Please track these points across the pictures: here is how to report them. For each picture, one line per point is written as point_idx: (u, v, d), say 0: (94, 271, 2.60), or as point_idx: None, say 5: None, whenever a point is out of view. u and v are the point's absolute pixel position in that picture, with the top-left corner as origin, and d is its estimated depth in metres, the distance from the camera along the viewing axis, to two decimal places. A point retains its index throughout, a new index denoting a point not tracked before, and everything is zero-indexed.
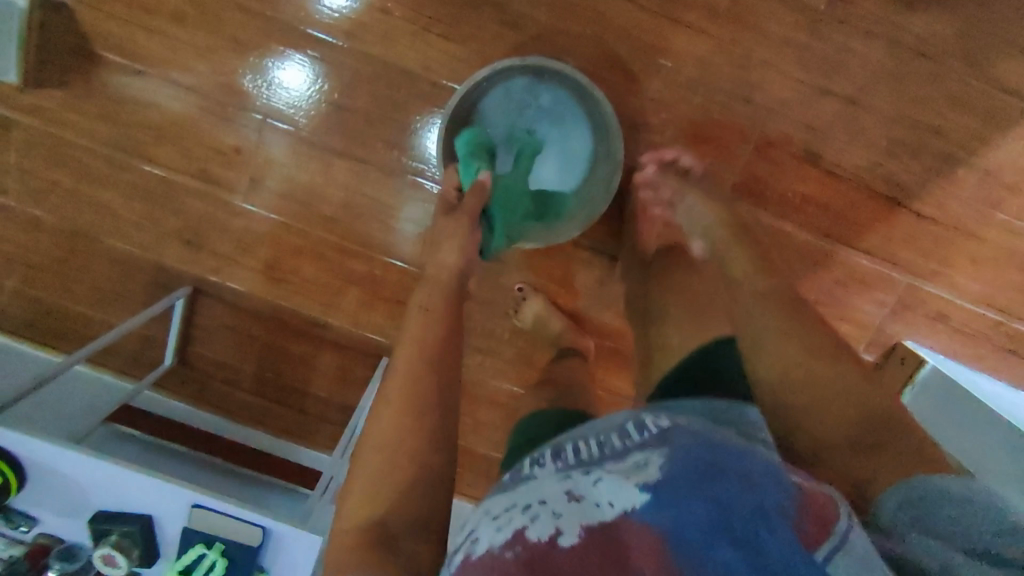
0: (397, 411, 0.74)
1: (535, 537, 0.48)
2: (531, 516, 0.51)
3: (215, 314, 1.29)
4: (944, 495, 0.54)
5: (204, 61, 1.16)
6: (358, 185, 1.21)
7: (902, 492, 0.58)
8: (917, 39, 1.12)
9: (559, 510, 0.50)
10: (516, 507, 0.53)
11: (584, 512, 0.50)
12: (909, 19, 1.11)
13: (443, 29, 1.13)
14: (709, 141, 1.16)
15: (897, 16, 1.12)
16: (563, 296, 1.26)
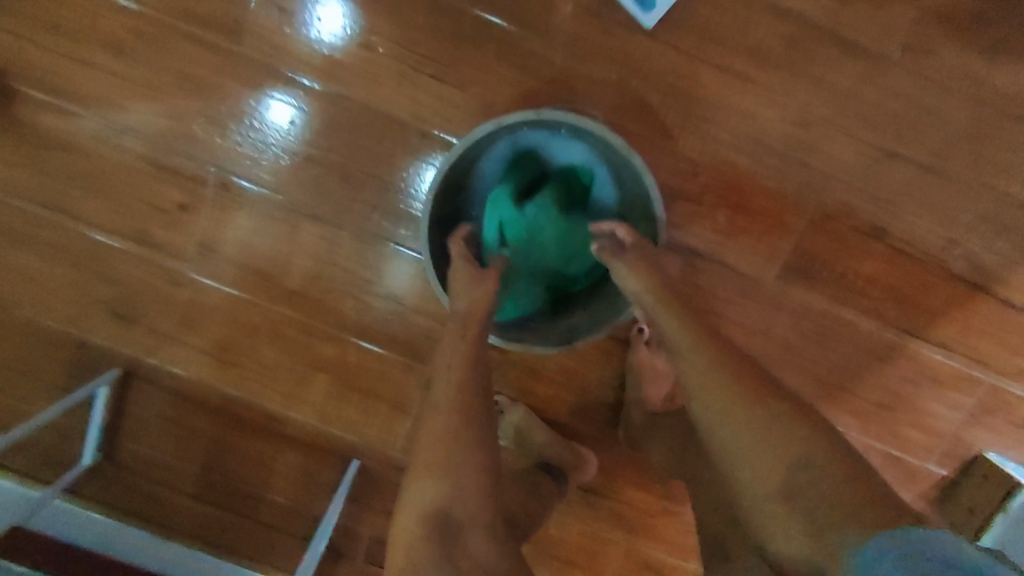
0: (460, 430, 0.63)
1: None
2: None
3: (152, 403, 1.05)
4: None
5: (147, 100, 0.96)
6: (330, 254, 0.99)
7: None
8: (1000, 95, 0.93)
9: None
10: None
11: None
12: (992, 72, 0.93)
13: (437, 70, 0.93)
14: (755, 211, 0.96)
15: (978, 69, 0.93)
16: (576, 390, 1.04)
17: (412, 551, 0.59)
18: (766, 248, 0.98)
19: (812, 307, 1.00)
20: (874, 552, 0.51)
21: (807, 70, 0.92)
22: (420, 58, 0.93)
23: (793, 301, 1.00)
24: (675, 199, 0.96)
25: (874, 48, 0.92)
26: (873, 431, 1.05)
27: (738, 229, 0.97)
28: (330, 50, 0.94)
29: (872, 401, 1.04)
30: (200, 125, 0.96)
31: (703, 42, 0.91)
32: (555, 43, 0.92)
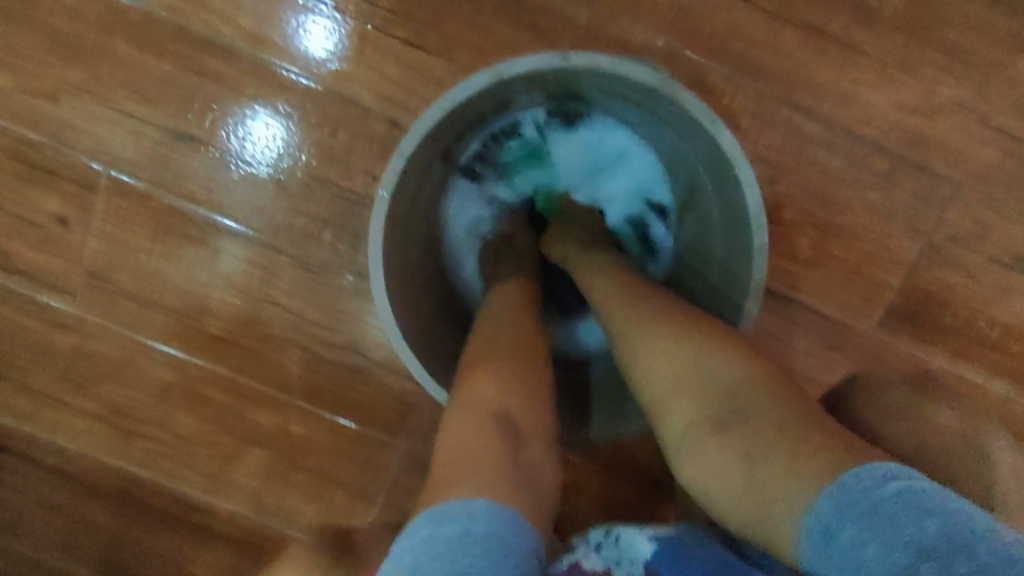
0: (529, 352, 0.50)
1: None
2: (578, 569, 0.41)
3: (25, 488, 0.77)
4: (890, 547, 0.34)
5: (7, 74, 0.68)
6: (266, 287, 0.71)
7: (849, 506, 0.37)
8: None
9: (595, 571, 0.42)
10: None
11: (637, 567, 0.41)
12: None
13: (415, 33, 0.66)
14: (855, 232, 0.69)
15: None
16: (604, 477, 0.75)
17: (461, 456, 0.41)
18: (871, 279, 0.70)
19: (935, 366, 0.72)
20: (824, 513, 0.37)
21: (927, 38, 0.67)
22: (391, 16, 0.66)
23: (910, 355, 0.72)
24: None
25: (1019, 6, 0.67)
26: None
27: (830, 256, 0.70)
28: (281, 36, 0.67)
29: None
30: (85, 108, 0.68)
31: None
32: None
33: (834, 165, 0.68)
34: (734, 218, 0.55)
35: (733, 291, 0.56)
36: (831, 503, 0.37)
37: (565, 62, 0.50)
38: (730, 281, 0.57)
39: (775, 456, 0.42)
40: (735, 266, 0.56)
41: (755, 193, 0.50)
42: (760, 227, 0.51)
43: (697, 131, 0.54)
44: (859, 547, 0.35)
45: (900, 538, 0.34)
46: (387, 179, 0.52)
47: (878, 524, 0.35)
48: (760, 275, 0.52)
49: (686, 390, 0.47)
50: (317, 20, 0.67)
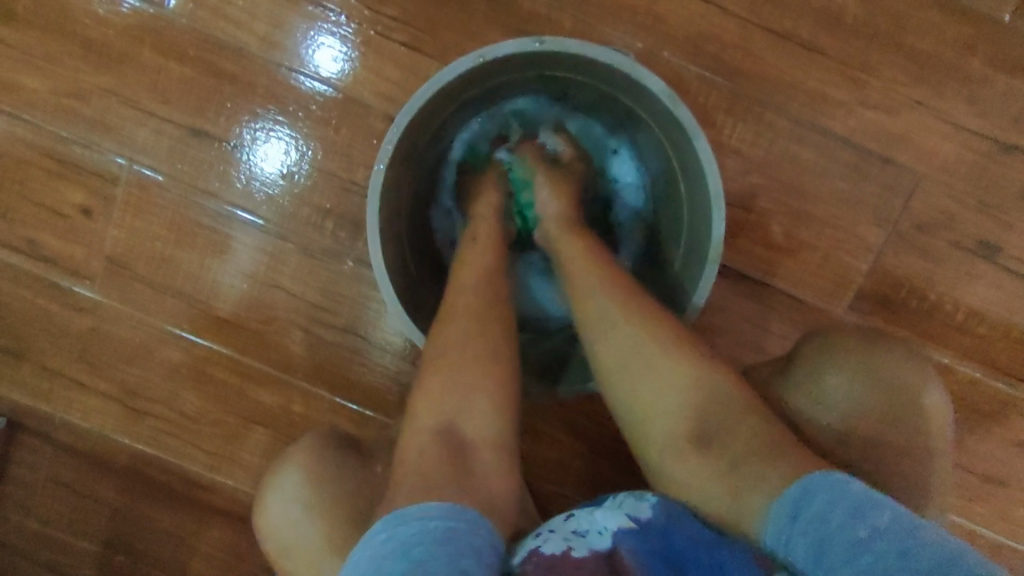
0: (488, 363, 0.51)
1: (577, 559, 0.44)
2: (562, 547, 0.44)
3: (41, 463, 0.81)
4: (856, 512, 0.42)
5: (41, 75, 0.74)
6: (271, 273, 0.77)
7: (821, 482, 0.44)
8: None
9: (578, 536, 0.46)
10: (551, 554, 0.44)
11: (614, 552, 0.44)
12: None
13: (411, 36, 0.72)
14: (824, 221, 0.73)
15: None
16: (586, 455, 0.79)
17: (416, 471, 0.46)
18: (841, 269, 0.74)
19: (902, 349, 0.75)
20: (793, 496, 0.44)
21: (891, 39, 0.71)
22: (389, 21, 0.72)
23: None
24: None
25: (980, 14, 0.71)
26: (989, 516, 0.78)
27: (802, 245, 0.74)
28: (298, 48, 0.73)
29: (986, 477, 0.77)
30: (110, 106, 0.74)
31: (756, 3, 0.70)
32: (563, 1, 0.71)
33: (805, 161, 0.72)
34: (698, 191, 0.60)
35: (699, 258, 0.60)
36: (799, 487, 0.44)
37: (539, 47, 0.55)
38: (697, 250, 0.61)
39: (751, 462, 0.47)
40: (702, 236, 0.60)
41: (711, 164, 0.55)
42: (717, 197, 0.55)
43: (663, 110, 0.59)
44: (825, 515, 0.42)
45: (857, 519, 0.41)
46: (383, 154, 0.57)
47: (840, 505, 0.42)
48: (720, 240, 0.56)
49: (666, 389, 0.51)
50: (333, 38, 0.73)
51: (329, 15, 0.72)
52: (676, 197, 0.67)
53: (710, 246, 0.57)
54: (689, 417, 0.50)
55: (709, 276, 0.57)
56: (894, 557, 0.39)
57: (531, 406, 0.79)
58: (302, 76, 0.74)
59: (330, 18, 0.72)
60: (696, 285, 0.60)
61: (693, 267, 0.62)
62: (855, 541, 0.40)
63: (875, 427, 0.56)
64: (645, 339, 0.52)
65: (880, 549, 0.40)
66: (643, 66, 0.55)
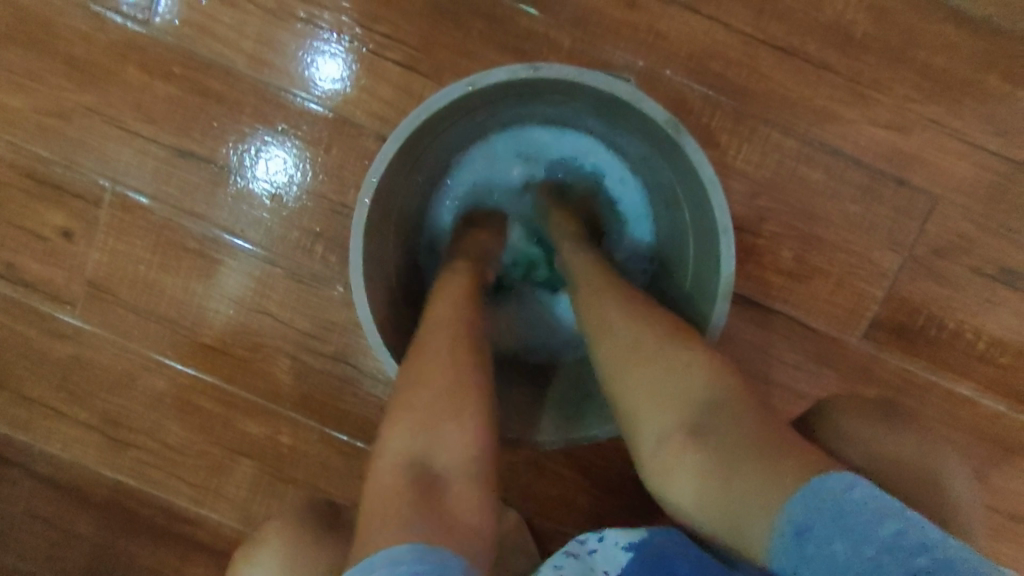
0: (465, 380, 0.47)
1: None
2: None
3: (18, 496, 0.78)
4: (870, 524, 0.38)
5: (25, 96, 0.72)
6: (258, 298, 0.74)
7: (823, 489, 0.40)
8: None
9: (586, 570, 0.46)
10: None
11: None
12: None
13: (404, 55, 0.70)
14: (837, 245, 0.70)
15: None
16: (588, 490, 0.75)
17: (391, 502, 0.42)
18: (856, 295, 0.70)
19: (920, 379, 0.71)
20: (795, 514, 0.40)
21: (904, 56, 0.68)
22: (382, 39, 0.70)
23: (896, 370, 0.71)
24: None
25: (997, 30, 0.68)
26: (1017, 556, 0.73)
27: (814, 270, 0.70)
28: (289, 67, 0.71)
29: (1012, 514, 0.73)
30: (95, 127, 0.72)
31: (762, 20, 0.68)
32: (561, 19, 0.68)
33: (815, 182, 0.69)
34: (704, 222, 0.56)
35: (707, 291, 0.57)
36: (803, 504, 0.40)
37: (532, 73, 0.52)
38: (705, 283, 0.58)
39: (751, 464, 0.43)
40: (708, 268, 0.57)
41: (718, 193, 0.51)
42: (725, 228, 0.52)
43: (665, 137, 0.56)
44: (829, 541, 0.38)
45: (868, 539, 0.38)
46: (366, 190, 0.54)
47: (846, 523, 0.38)
48: (729, 274, 0.52)
49: (659, 396, 0.47)
50: (325, 56, 0.70)
51: (320, 33, 0.70)
52: (679, 225, 0.64)
53: (718, 281, 0.54)
54: (681, 422, 0.46)
55: (719, 312, 0.54)
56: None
57: None
58: (302, 100, 0.71)
59: (322, 36, 0.70)
60: (704, 321, 0.56)
61: (701, 302, 0.58)
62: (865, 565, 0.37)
63: (904, 469, 0.51)
64: (634, 339, 0.50)
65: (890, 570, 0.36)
66: (643, 92, 0.52)
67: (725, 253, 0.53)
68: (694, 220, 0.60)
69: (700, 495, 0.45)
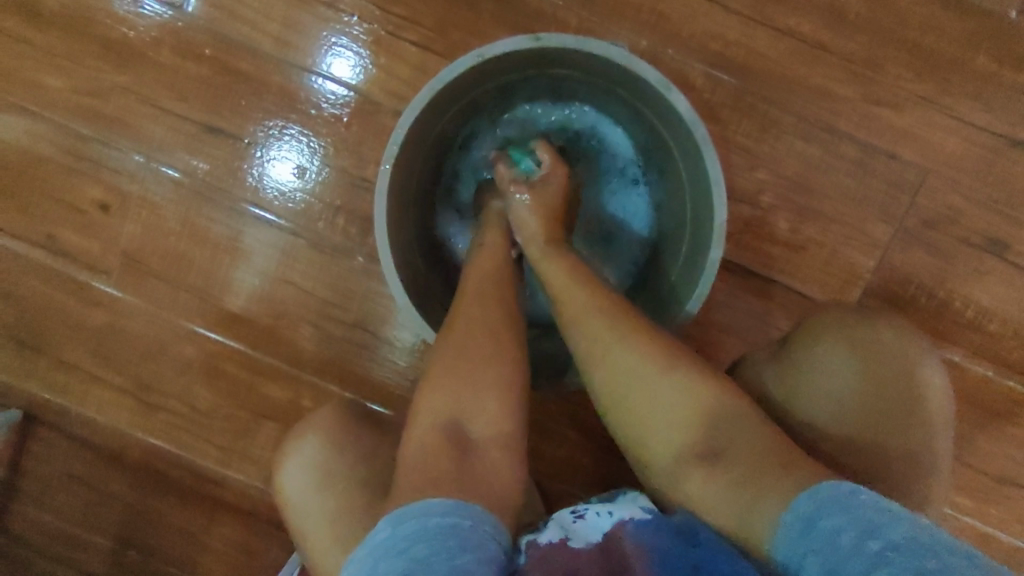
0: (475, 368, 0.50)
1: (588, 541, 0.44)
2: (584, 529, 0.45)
3: (55, 456, 0.83)
4: (874, 525, 0.40)
5: (64, 76, 0.76)
6: (283, 269, 0.78)
7: (835, 494, 0.42)
8: None
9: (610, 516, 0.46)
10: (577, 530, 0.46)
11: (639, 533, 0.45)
12: None
13: (420, 35, 0.74)
14: (831, 217, 0.73)
15: None
16: (594, 453, 0.79)
17: (424, 470, 0.46)
18: (849, 265, 0.74)
19: None
20: (805, 508, 0.42)
21: (896, 35, 0.71)
22: (399, 20, 0.74)
23: None
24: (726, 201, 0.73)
25: (986, 11, 0.71)
26: (1005, 517, 0.77)
27: (809, 241, 0.74)
28: (310, 48, 0.75)
29: (999, 476, 0.77)
30: (130, 106, 0.76)
31: (761, 1, 0.71)
32: (569, 1, 0.72)
33: (810, 157, 0.73)
34: (700, 182, 0.59)
35: (702, 246, 0.60)
36: (813, 504, 0.42)
37: (536, 44, 0.56)
38: (701, 241, 0.60)
39: (756, 470, 0.46)
40: (705, 225, 0.60)
41: (710, 151, 0.54)
42: (716, 181, 0.55)
43: (661, 102, 0.58)
44: (837, 535, 0.40)
45: (874, 532, 0.39)
46: (388, 155, 0.58)
47: (853, 518, 0.40)
48: (721, 224, 0.55)
49: (666, 412, 0.50)
50: (344, 38, 0.74)
51: (341, 16, 0.74)
52: (678, 188, 0.67)
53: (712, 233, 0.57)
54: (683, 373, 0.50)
55: (713, 259, 0.56)
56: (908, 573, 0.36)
57: (538, 403, 0.79)
58: (318, 80, 0.75)
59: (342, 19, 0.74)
60: (700, 273, 0.59)
61: (696, 260, 0.61)
62: (868, 555, 0.38)
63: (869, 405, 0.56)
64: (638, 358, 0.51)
65: (896, 563, 0.37)
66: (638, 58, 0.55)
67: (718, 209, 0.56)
68: (690, 182, 0.63)
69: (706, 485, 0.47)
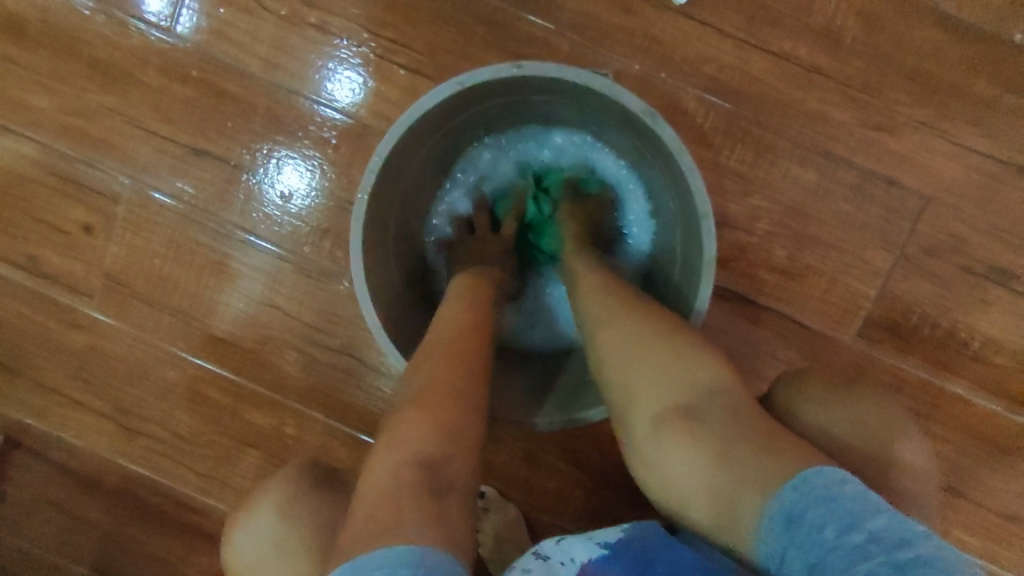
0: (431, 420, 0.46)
1: None
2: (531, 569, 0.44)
3: (33, 482, 0.81)
4: (854, 518, 0.37)
5: (52, 96, 0.76)
6: (268, 292, 0.76)
7: (816, 484, 0.40)
8: None
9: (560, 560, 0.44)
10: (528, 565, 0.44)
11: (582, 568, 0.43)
12: None
13: (410, 58, 0.73)
14: (828, 244, 0.71)
15: None
16: (584, 485, 0.77)
17: None
18: (848, 294, 0.72)
19: (912, 377, 0.72)
20: (787, 502, 0.40)
21: (893, 60, 0.70)
22: (389, 43, 0.73)
23: (889, 367, 0.72)
24: (721, 227, 0.72)
25: (986, 36, 0.70)
26: (1013, 558, 0.73)
27: (806, 268, 0.72)
28: (299, 70, 0.74)
29: (1006, 515, 0.73)
30: (118, 128, 0.76)
31: (755, 24, 0.70)
32: (561, 24, 0.71)
33: (806, 183, 0.71)
34: (689, 210, 0.57)
35: (692, 278, 0.57)
36: (796, 499, 0.40)
37: (518, 72, 0.54)
38: (691, 271, 0.58)
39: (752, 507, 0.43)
40: (695, 256, 0.58)
41: (698, 181, 0.52)
42: (705, 212, 0.53)
43: (649, 130, 0.57)
44: (818, 530, 0.38)
45: (853, 523, 0.37)
46: (364, 185, 0.55)
47: (834, 509, 0.38)
48: (711, 256, 0.53)
49: (661, 445, 0.47)
50: (334, 61, 0.74)
51: (330, 38, 0.73)
52: (669, 214, 0.65)
53: (702, 264, 0.54)
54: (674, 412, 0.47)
55: (704, 291, 0.54)
56: (888, 567, 0.34)
57: (528, 432, 0.77)
58: (307, 103, 0.74)
59: (332, 42, 0.73)
60: (690, 307, 0.56)
61: (687, 290, 0.59)
62: (847, 549, 0.36)
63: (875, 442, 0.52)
64: (651, 357, 0.50)
65: (876, 557, 0.35)
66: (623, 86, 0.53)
67: (710, 240, 0.54)
68: (680, 210, 0.61)
69: (710, 492, 0.44)
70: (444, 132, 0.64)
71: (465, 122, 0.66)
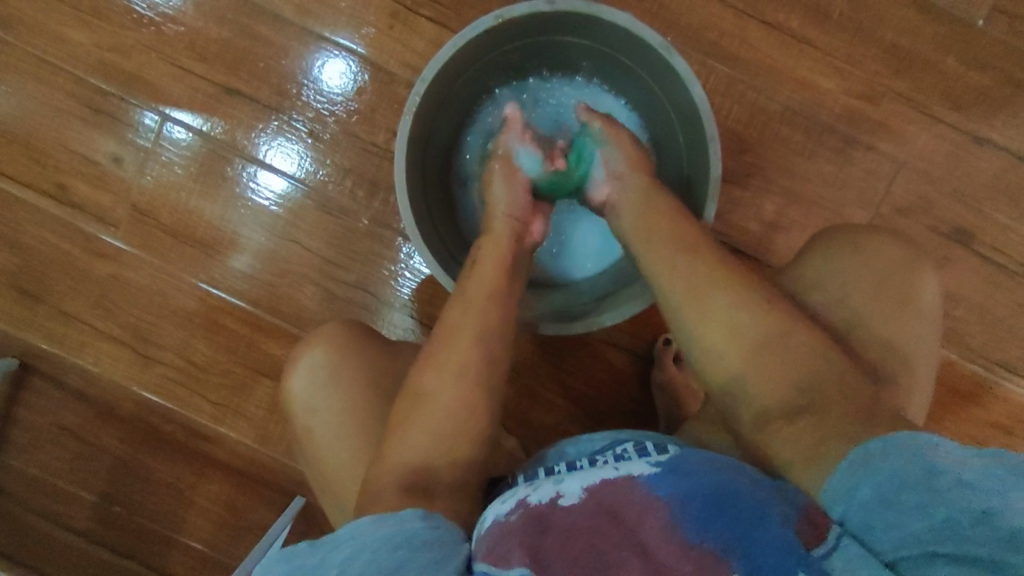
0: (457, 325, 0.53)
1: (546, 499, 0.45)
2: (534, 485, 0.47)
3: (49, 408, 0.83)
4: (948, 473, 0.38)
5: (89, 32, 0.79)
6: (289, 228, 0.80)
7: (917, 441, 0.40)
8: None
9: (558, 478, 0.47)
10: (545, 480, 0.48)
11: (587, 477, 0.46)
12: None
13: (436, 12, 0.78)
14: (812, 201, 0.78)
15: None
16: (581, 420, 0.82)
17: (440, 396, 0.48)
18: None
19: None
20: (875, 448, 0.41)
21: (874, 36, 0.78)
22: None
23: None
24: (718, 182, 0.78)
25: (955, 17, 0.78)
26: None
27: (792, 222, 0.78)
28: (330, 16, 0.79)
29: None
30: (153, 66, 0.79)
31: None
32: None
33: (795, 143, 0.78)
34: (697, 140, 0.64)
35: (697, 204, 0.64)
36: (879, 446, 0.40)
37: (551, 6, 0.60)
38: (697, 195, 0.65)
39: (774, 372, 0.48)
40: (701, 181, 0.64)
41: (706, 109, 0.59)
42: (712, 136, 0.60)
43: (663, 67, 0.63)
44: (908, 478, 0.38)
45: (943, 476, 0.38)
46: (410, 105, 0.60)
47: (928, 464, 0.38)
48: (716, 177, 0.60)
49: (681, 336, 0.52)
50: (346, 9, 0.78)
51: None
52: (674, 151, 0.71)
53: (708, 185, 0.61)
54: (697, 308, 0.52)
55: (708, 208, 0.61)
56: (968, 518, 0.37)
57: (533, 370, 0.82)
58: (314, 46, 0.79)
59: None
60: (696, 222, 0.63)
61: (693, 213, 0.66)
62: (932, 491, 0.38)
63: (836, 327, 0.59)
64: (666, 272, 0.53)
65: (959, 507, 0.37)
66: (642, 22, 0.59)
67: (716, 164, 0.61)
68: (687, 142, 0.67)
69: None
70: (473, 72, 0.69)
71: (491, 66, 0.70)
